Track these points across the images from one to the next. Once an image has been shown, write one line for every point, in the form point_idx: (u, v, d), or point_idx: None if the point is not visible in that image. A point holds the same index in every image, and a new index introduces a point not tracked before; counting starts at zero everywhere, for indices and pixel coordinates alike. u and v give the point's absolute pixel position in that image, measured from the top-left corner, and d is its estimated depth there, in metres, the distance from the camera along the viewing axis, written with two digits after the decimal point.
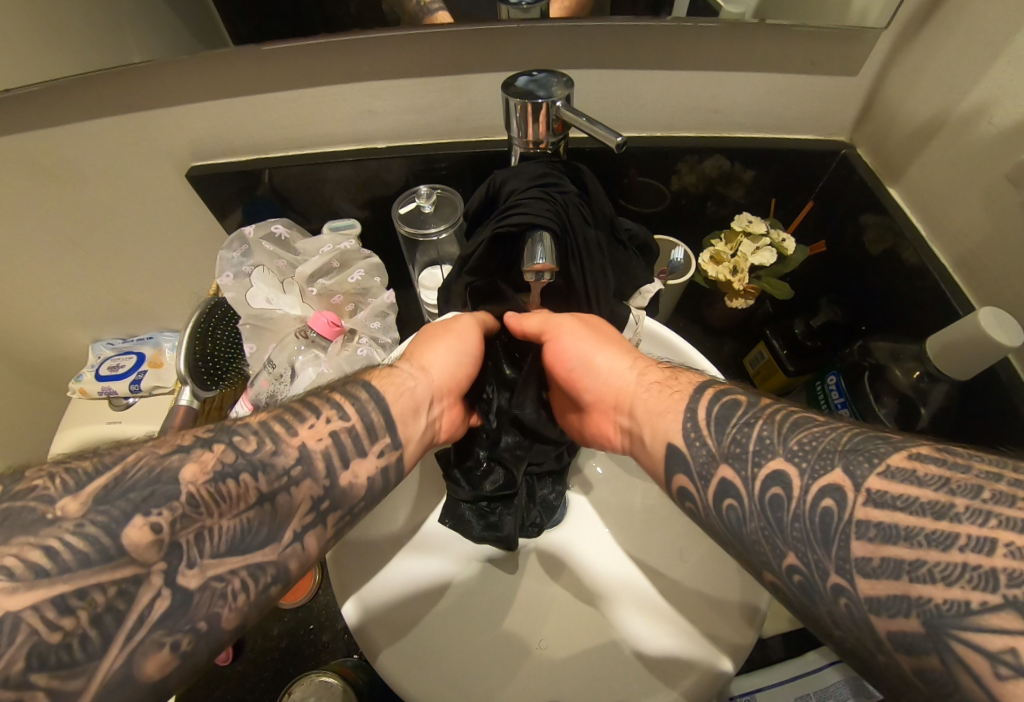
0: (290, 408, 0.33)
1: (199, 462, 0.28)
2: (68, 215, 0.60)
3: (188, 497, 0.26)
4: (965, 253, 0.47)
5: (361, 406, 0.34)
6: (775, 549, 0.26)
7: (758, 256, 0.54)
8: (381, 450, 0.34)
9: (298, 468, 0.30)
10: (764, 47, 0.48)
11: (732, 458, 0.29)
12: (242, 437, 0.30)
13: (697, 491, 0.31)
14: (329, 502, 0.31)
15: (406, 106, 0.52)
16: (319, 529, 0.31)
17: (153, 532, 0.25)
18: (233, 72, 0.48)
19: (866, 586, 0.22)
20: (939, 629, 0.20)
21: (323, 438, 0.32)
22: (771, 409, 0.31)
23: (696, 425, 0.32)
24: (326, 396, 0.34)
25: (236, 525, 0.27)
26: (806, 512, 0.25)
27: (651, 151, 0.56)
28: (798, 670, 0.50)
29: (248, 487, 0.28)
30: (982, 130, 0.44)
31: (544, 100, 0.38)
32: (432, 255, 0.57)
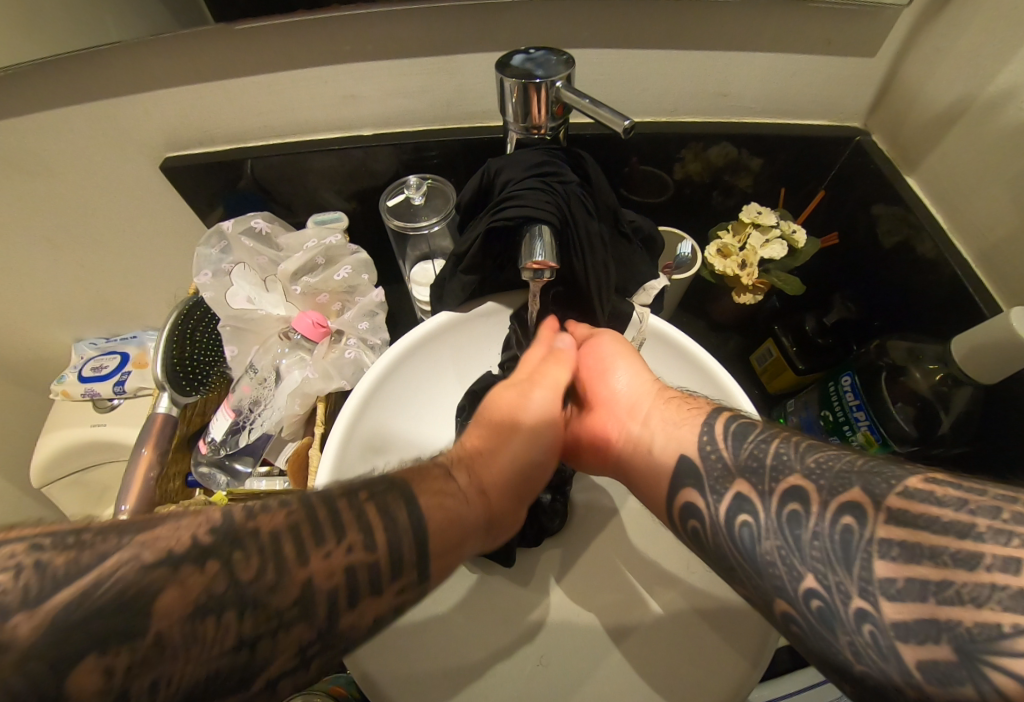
0: (309, 515, 0.26)
1: (183, 590, 0.21)
2: (38, 210, 0.57)
3: (190, 604, 0.21)
4: (989, 247, 0.45)
5: (395, 534, 0.28)
6: (791, 571, 0.24)
7: (768, 249, 0.52)
8: (402, 587, 0.28)
9: (295, 608, 0.24)
10: (777, 24, 0.45)
11: (747, 472, 0.28)
12: (243, 556, 0.23)
13: (705, 503, 0.30)
14: (320, 645, 0.25)
15: (394, 90, 0.49)
16: (298, 678, 0.25)
17: (104, 676, 0.19)
18: (206, 53, 0.45)
19: (892, 610, 0.20)
20: (972, 655, 0.18)
21: (336, 572, 0.25)
22: (785, 431, 0.30)
23: (712, 437, 0.31)
24: (357, 509, 0.27)
25: (201, 674, 0.21)
26: (827, 531, 0.24)
27: (655, 137, 0.53)
28: (809, 682, 0.48)
29: (228, 628, 0.22)
30: (1011, 115, 0.41)
31: (542, 81, 0.35)
32: (424, 250, 0.54)
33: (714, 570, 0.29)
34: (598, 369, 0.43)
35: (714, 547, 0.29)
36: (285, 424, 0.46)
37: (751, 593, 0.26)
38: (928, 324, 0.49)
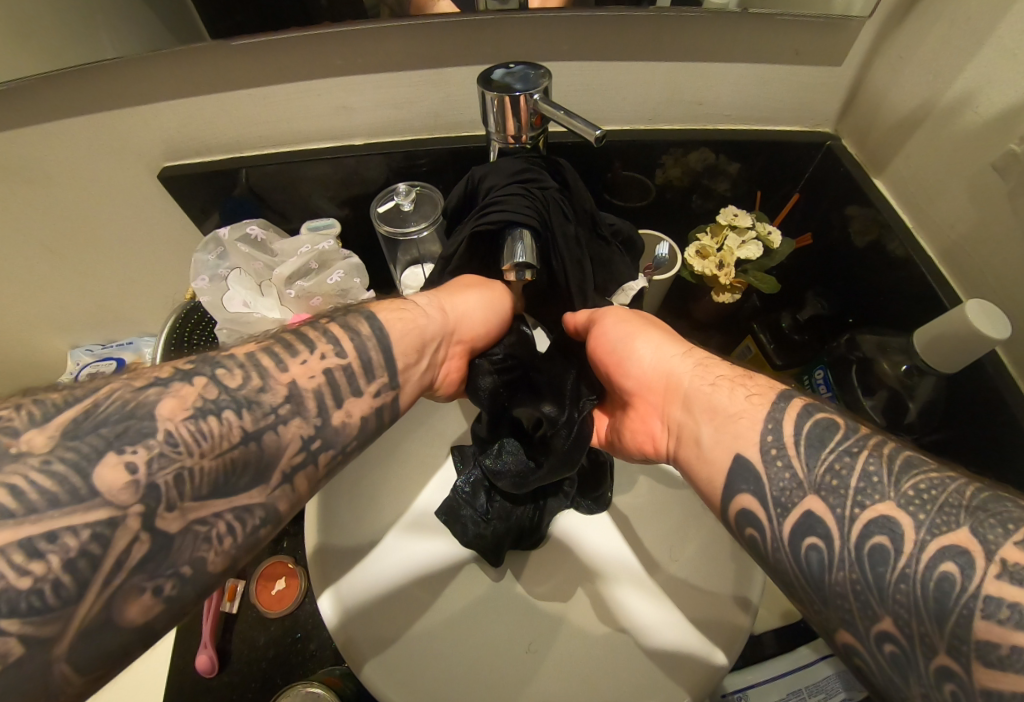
0: (280, 341, 0.31)
1: (178, 395, 0.26)
2: (38, 218, 0.58)
3: (166, 433, 0.25)
4: (951, 243, 0.47)
5: (361, 343, 0.33)
6: (865, 607, 0.24)
7: (744, 250, 0.54)
8: (375, 391, 0.33)
9: (287, 405, 0.29)
10: (749, 36, 0.47)
11: (825, 492, 0.27)
12: (226, 370, 0.28)
13: (768, 520, 0.28)
14: (320, 443, 0.30)
15: (384, 101, 0.51)
16: (309, 469, 0.30)
17: (129, 471, 0.24)
18: (206, 69, 0.47)
19: (985, 676, 0.20)
20: None
21: (316, 375, 0.30)
22: (875, 439, 0.28)
23: (780, 442, 0.29)
24: (321, 329, 0.32)
25: (217, 467, 0.26)
26: (915, 571, 0.23)
27: (635, 144, 0.55)
28: (792, 665, 0.50)
29: (231, 424, 0.27)
30: (967, 119, 0.43)
31: (521, 93, 0.37)
32: (414, 254, 0.56)
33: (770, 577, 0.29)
34: (612, 359, 0.41)
35: (773, 561, 0.28)
36: None
37: (809, 612, 0.27)
38: (897, 319, 0.51)
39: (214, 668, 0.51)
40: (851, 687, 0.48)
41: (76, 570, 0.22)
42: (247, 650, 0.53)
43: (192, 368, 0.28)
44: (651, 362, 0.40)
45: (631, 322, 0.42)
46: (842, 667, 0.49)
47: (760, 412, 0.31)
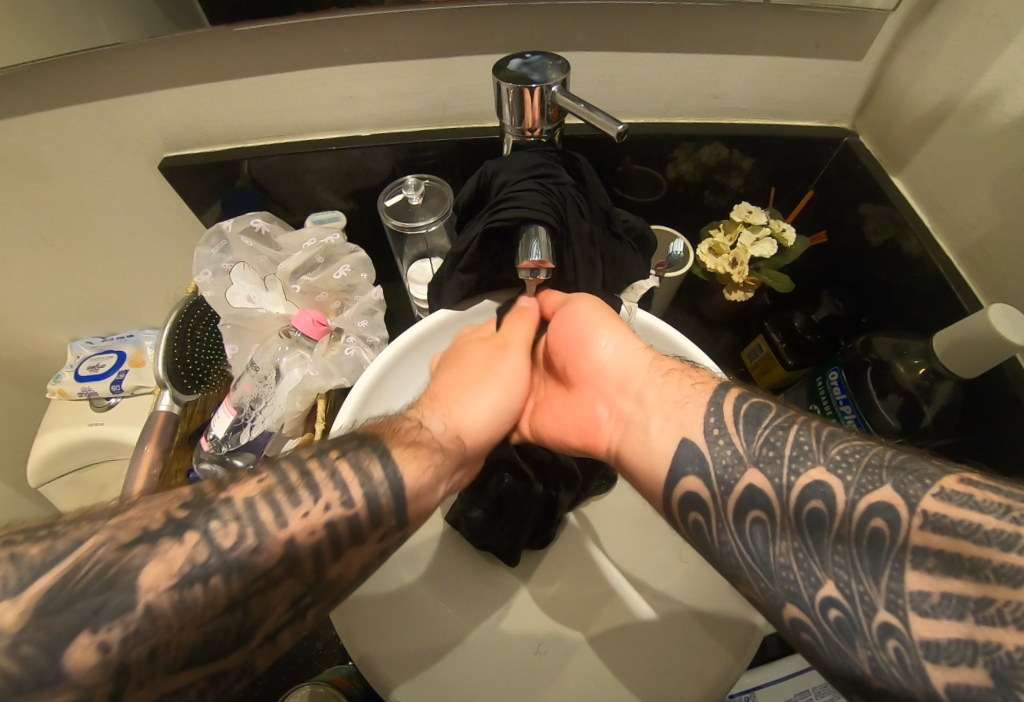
0: (284, 482, 0.27)
1: (166, 560, 0.23)
2: (36, 210, 0.57)
3: (146, 608, 0.22)
4: (972, 245, 0.46)
5: (372, 490, 0.29)
6: (807, 575, 0.24)
7: (758, 248, 0.53)
8: (381, 539, 0.30)
9: (282, 567, 0.25)
10: (768, 29, 0.46)
11: (763, 462, 0.28)
12: (220, 524, 0.25)
13: (711, 494, 0.30)
14: (312, 597, 0.27)
15: (392, 91, 0.50)
16: (297, 624, 0.26)
17: (101, 653, 0.20)
18: (210, 57, 0.45)
19: (921, 626, 0.21)
20: (1009, 681, 0.19)
21: (317, 529, 0.27)
22: (807, 417, 0.30)
23: (720, 421, 0.31)
24: (330, 468, 0.29)
25: (200, 637, 0.23)
26: (851, 531, 0.24)
27: (648, 138, 0.54)
28: (799, 666, 0.50)
29: (217, 592, 0.23)
30: (992, 118, 0.42)
31: (539, 85, 0.36)
32: (421, 248, 0.54)
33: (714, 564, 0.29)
34: (577, 341, 0.43)
35: (717, 544, 0.29)
36: (286, 421, 0.47)
37: (752, 593, 0.27)
38: (913, 321, 0.50)
39: None
40: None
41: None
42: None
43: (186, 522, 0.24)
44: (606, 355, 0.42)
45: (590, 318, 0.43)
46: None
47: (705, 395, 0.34)
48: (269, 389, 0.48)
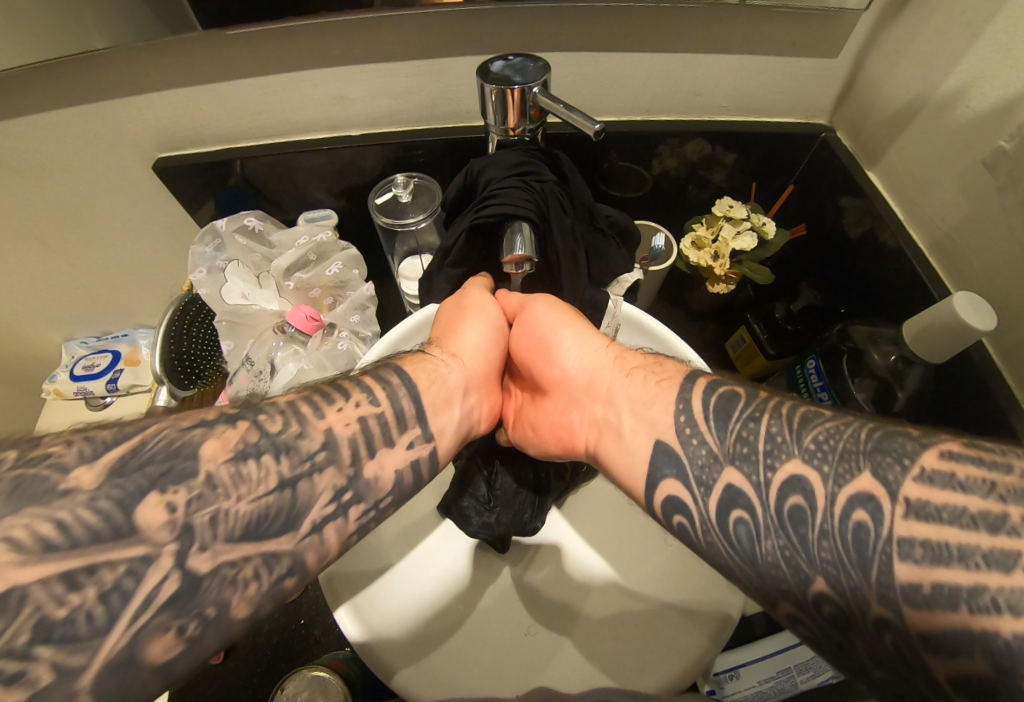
0: (318, 390, 0.32)
1: (221, 437, 0.27)
2: (30, 210, 0.57)
3: (207, 476, 0.25)
4: (941, 237, 0.48)
5: (393, 393, 0.34)
6: (799, 575, 0.25)
7: (739, 241, 0.54)
8: (409, 443, 0.33)
9: (324, 454, 0.29)
10: (745, 28, 0.47)
11: (738, 460, 0.29)
12: (267, 416, 0.29)
13: (694, 502, 0.31)
14: (351, 494, 0.30)
15: (381, 91, 0.51)
16: (340, 521, 0.29)
17: (167, 511, 0.24)
18: (202, 59, 0.46)
19: (920, 623, 0.21)
20: (1011, 671, 0.19)
21: (351, 422, 0.31)
22: (773, 404, 0.31)
23: (691, 418, 0.32)
24: (356, 378, 0.33)
25: (253, 510, 0.26)
26: (836, 528, 0.24)
27: (632, 135, 0.55)
28: (781, 644, 0.51)
29: (269, 470, 0.27)
30: (959, 113, 0.44)
31: (520, 86, 0.37)
32: (412, 245, 0.56)
33: (706, 561, 0.30)
34: (541, 348, 0.44)
35: (705, 544, 0.30)
36: None
37: (754, 595, 0.27)
38: (888, 311, 0.52)
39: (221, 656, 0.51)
40: None
41: (109, 602, 0.22)
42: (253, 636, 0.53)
43: (238, 413, 0.28)
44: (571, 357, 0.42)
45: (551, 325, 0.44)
46: None
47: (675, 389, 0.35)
48: (264, 383, 0.49)
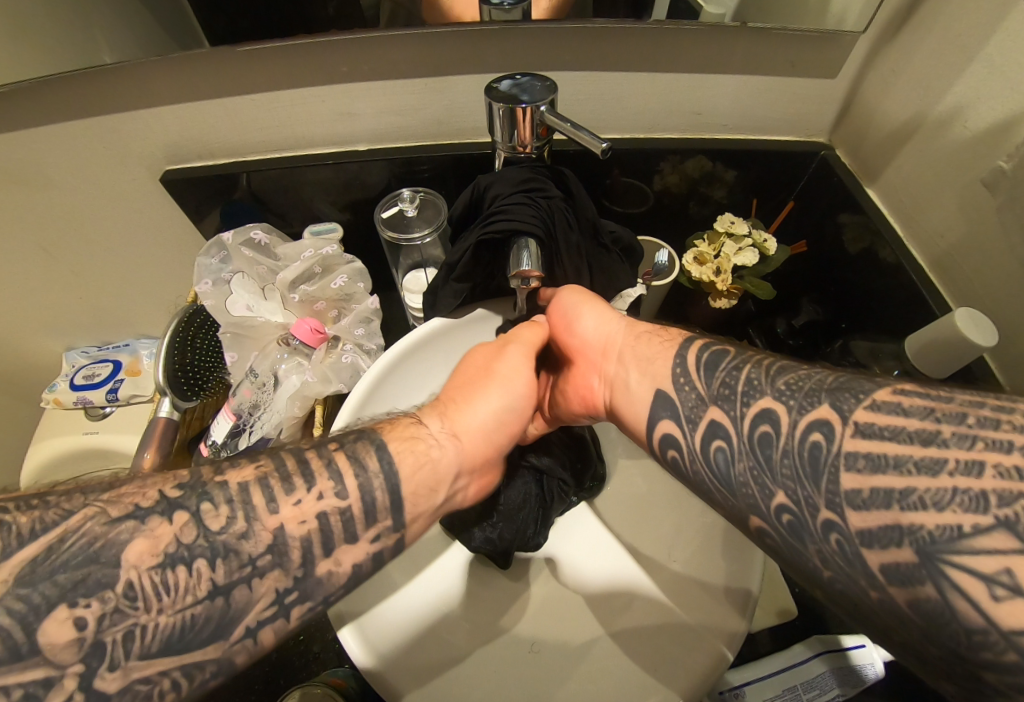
0: (280, 468, 0.29)
1: (151, 537, 0.25)
2: (36, 220, 0.58)
3: (127, 585, 0.24)
4: (941, 254, 0.48)
5: (366, 482, 0.30)
6: (763, 488, 0.27)
7: (741, 256, 0.55)
8: (376, 535, 0.30)
9: (268, 556, 0.27)
10: (746, 49, 0.48)
11: (720, 400, 0.30)
12: (211, 506, 0.26)
13: (682, 436, 0.32)
14: (297, 595, 0.27)
15: (388, 107, 0.52)
16: (279, 623, 0.27)
17: (75, 629, 0.23)
18: (212, 74, 0.47)
19: (856, 519, 0.23)
20: (931, 554, 0.20)
21: (309, 519, 0.28)
22: (759, 358, 0.32)
23: (685, 369, 0.34)
24: (326, 458, 0.30)
25: (176, 621, 0.24)
26: (795, 445, 0.26)
27: (634, 152, 0.56)
28: (787, 662, 0.51)
29: (200, 577, 0.25)
30: (956, 133, 0.45)
31: (528, 105, 0.38)
32: (416, 259, 0.56)
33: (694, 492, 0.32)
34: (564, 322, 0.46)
35: (692, 474, 0.31)
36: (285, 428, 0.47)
37: (726, 510, 0.29)
38: (890, 326, 0.52)
39: (216, 672, 0.50)
40: (846, 684, 0.49)
41: None
42: (249, 653, 0.52)
43: (177, 501, 0.26)
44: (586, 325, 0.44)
45: (565, 306, 0.46)
46: (837, 664, 0.49)
47: (674, 345, 0.36)
48: (268, 395, 0.49)
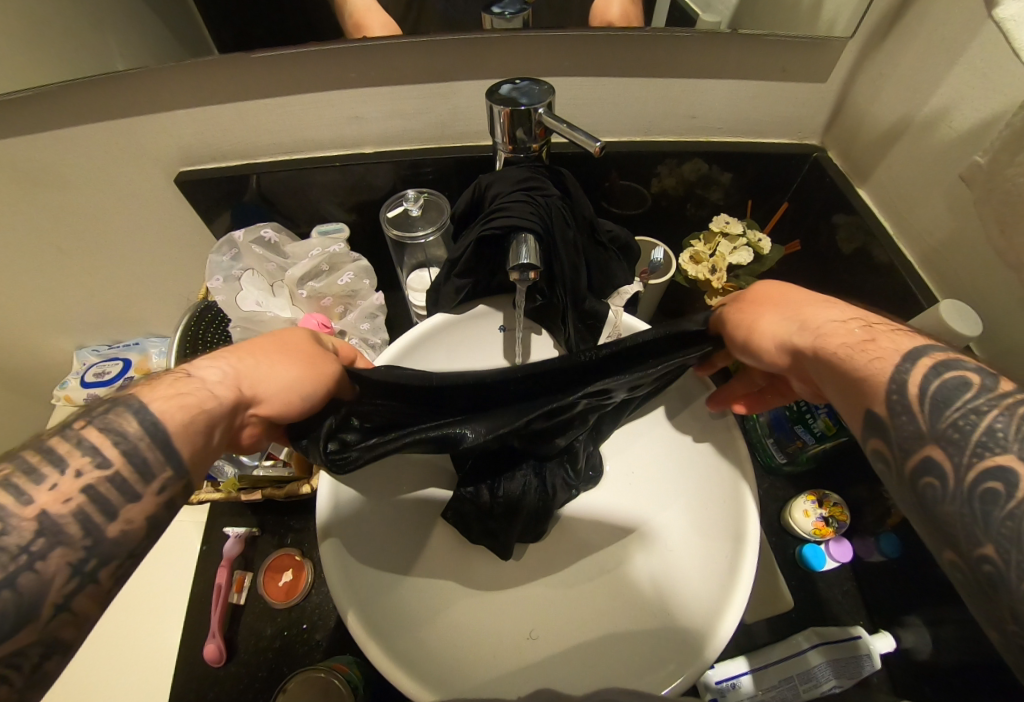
0: (21, 463, 0.25)
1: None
2: (53, 220, 0.60)
3: None
4: (930, 251, 0.50)
5: (129, 445, 0.27)
6: (970, 534, 0.24)
7: (736, 255, 0.57)
8: (163, 488, 0.28)
9: (42, 543, 0.24)
10: (738, 55, 0.50)
11: (944, 442, 0.26)
12: None
13: (891, 455, 0.28)
14: (99, 561, 0.26)
15: (393, 112, 0.54)
16: (94, 590, 0.26)
17: None
18: (226, 80, 0.49)
19: None
20: None
21: (72, 497, 0.25)
22: (1013, 397, 0.25)
23: (903, 400, 0.28)
24: (74, 437, 0.27)
25: None
26: (980, 494, 0.24)
27: (631, 154, 0.58)
28: (782, 653, 0.51)
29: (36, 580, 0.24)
30: (942, 133, 0.46)
31: (527, 107, 0.39)
32: (421, 258, 0.58)
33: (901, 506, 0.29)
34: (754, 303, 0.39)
35: (903, 496, 0.28)
36: None
37: (926, 533, 0.27)
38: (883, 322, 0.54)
39: (221, 657, 0.51)
40: (841, 675, 0.50)
41: None
42: (254, 640, 0.53)
43: None
44: (768, 328, 0.37)
45: (763, 297, 0.39)
46: (832, 656, 0.50)
47: (892, 358, 0.29)
48: None
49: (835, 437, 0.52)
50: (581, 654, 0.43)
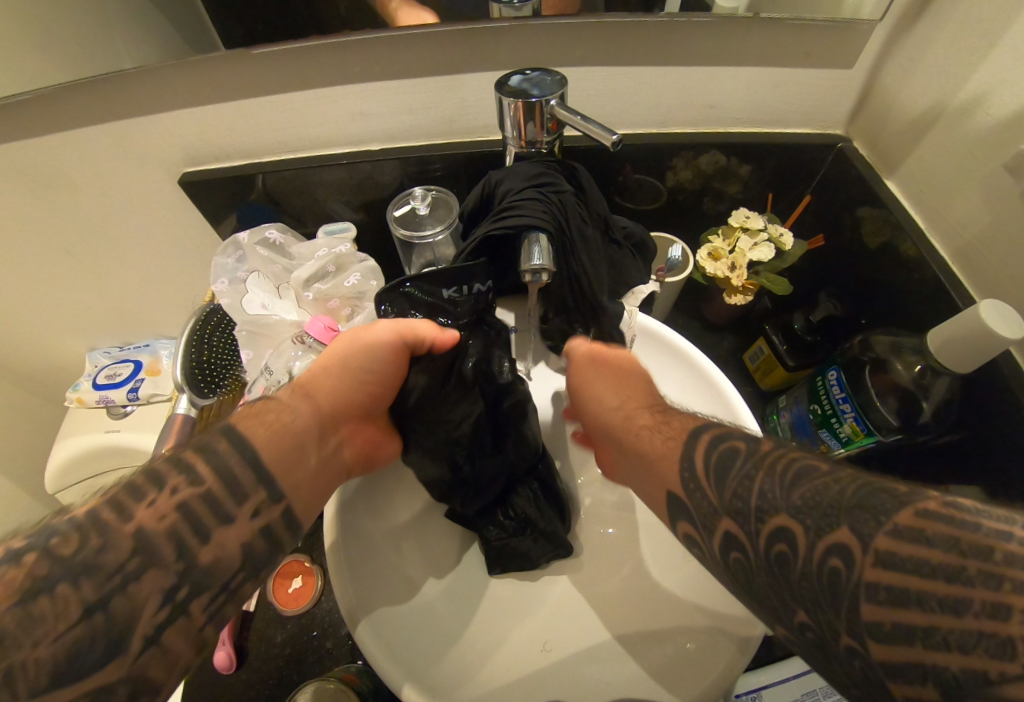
0: None
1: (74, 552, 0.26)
2: (57, 223, 0.59)
3: None
4: (964, 245, 0.47)
5: None
6: (784, 602, 0.26)
7: (757, 251, 0.54)
8: None
9: None
10: (758, 41, 0.48)
11: (734, 513, 0.28)
12: None
13: (740, 532, 0.28)
14: None
15: (399, 106, 0.52)
16: None
17: None
18: (226, 75, 0.48)
19: (879, 651, 0.21)
20: (959, 700, 0.19)
21: None
22: (772, 459, 0.28)
23: (695, 475, 0.31)
24: None
25: None
26: (815, 569, 0.24)
27: (646, 147, 0.56)
28: (805, 666, 0.49)
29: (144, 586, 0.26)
30: (979, 120, 0.43)
31: (538, 99, 0.38)
32: (429, 257, 0.56)
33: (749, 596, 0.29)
34: None
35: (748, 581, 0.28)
36: None
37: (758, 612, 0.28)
38: (911, 321, 0.51)
39: (231, 665, 0.50)
40: None
41: None
42: (263, 647, 0.52)
43: None
44: None
45: None
46: None
47: None
48: None
49: (862, 444, 0.48)
50: (592, 666, 0.42)
